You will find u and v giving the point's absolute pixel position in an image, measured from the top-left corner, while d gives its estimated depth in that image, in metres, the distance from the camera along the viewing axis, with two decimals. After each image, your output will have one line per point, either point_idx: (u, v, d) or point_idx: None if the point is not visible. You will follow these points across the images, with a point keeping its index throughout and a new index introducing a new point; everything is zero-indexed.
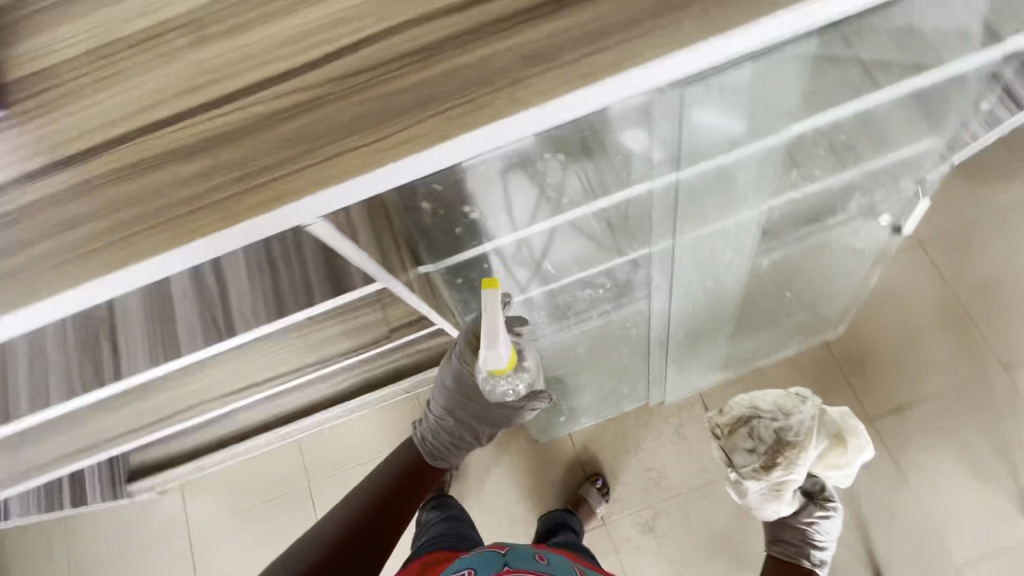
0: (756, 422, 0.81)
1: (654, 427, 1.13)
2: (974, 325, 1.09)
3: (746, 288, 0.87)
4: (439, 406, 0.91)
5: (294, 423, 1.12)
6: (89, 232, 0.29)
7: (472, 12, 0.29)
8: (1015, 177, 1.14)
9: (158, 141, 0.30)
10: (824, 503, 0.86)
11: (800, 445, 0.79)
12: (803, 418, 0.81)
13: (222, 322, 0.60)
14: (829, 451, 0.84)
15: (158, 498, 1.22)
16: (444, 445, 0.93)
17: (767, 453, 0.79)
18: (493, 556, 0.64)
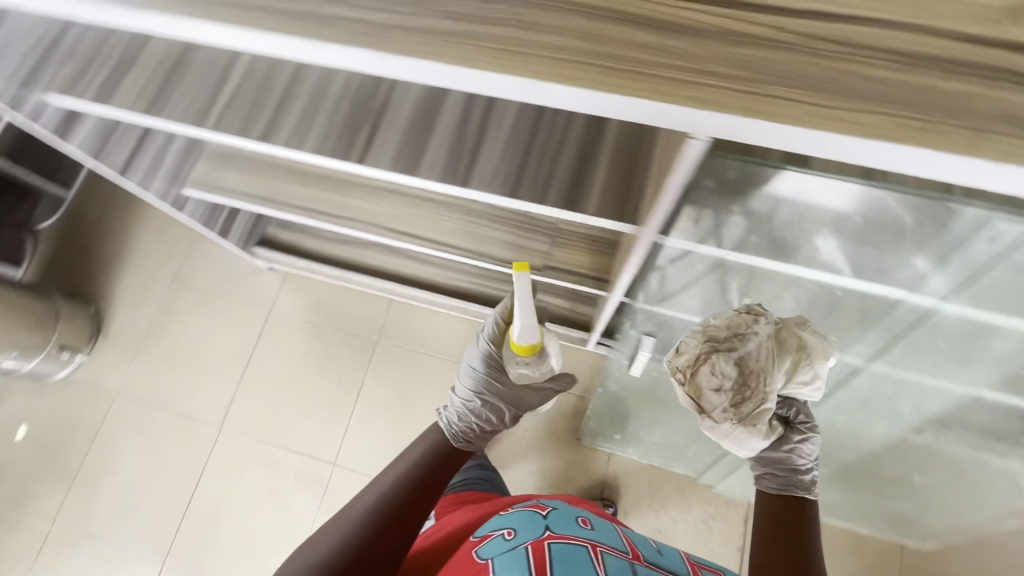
0: (715, 356, 0.60)
1: (687, 500, 1.11)
2: None
3: (877, 445, 0.82)
4: (466, 387, 0.90)
5: (403, 286, 1.20)
6: (546, 43, 0.33)
7: (971, 52, 0.30)
8: None
9: (634, 3, 0.32)
10: (802, 427, 0.66)
11: (766, 371, 0.60)
12: (763, 339, 0.60)
13: (461, 170, 0.63)
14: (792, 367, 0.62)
15: (264, 271, 1.35)
16: (472, 431, 0.87)
17: (737, 389, 0.60)
18: (536, 519, 0.69)
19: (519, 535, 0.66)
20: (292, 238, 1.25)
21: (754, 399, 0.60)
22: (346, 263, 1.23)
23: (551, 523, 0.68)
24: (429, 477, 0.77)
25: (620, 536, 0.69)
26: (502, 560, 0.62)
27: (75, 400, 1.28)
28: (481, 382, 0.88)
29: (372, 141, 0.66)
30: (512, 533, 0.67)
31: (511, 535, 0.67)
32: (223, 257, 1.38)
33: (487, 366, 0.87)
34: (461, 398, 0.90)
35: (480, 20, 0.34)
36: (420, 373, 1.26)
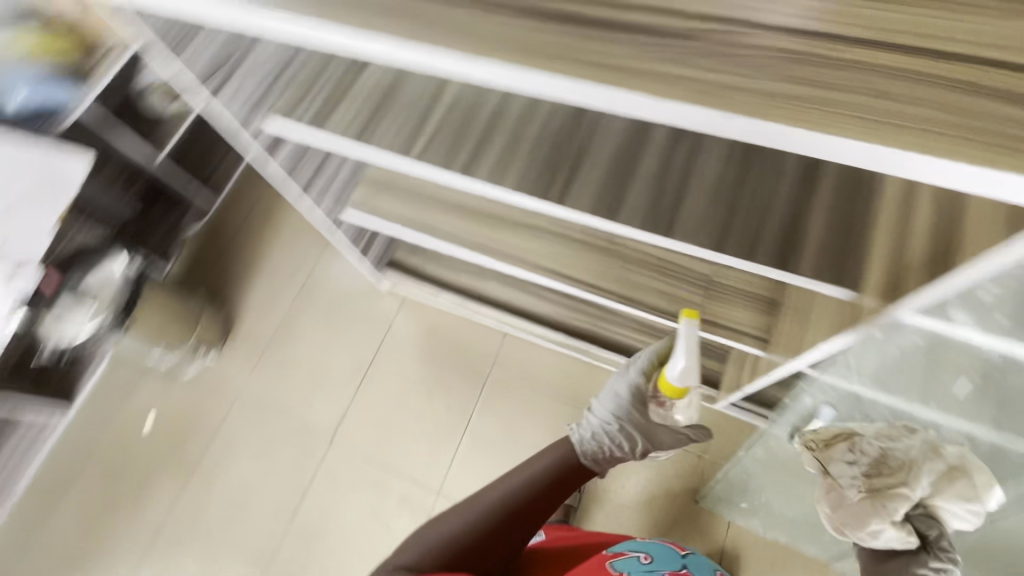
0: (860, 436, 0.63)
1: None
2: None
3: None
4: (606, 409, 0.87)
5: (525, 323, 1.23)
6: (920, 116, 0.32)
7: None
8: None
9: (995, 76, 0.32)
10: (941, 555, 0.55)
11: (914, 465, 0.56)
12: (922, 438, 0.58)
13: (663, 220, 0.64)
14: (945, 484, 0.55)
15: (384, 292, 1.40)
16: (601, 452, 0.85)
17: (871, 464, 0.59)
18: (670, 555, 0.76)
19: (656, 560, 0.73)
20: (418, 264, 1.30)
21: (888, 483, 0.57)
22: (468, 291, 1.26)
23: (687, 566, 0.76)
24: (550, 486, 0.78)
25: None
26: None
27: (201, 398, 1.36)
28: (624, 409, 0.85)
29: (572, 185, 0.68)
30: (649, 556, 0.73)
31: (648, 559, 0.72)
32: (349, 273, 1.44)
33: (635, 395, 0.84)
34: (599, 418, 0.87)
35: (829, 85, 0.34)
36: (530, 409, 1.24)
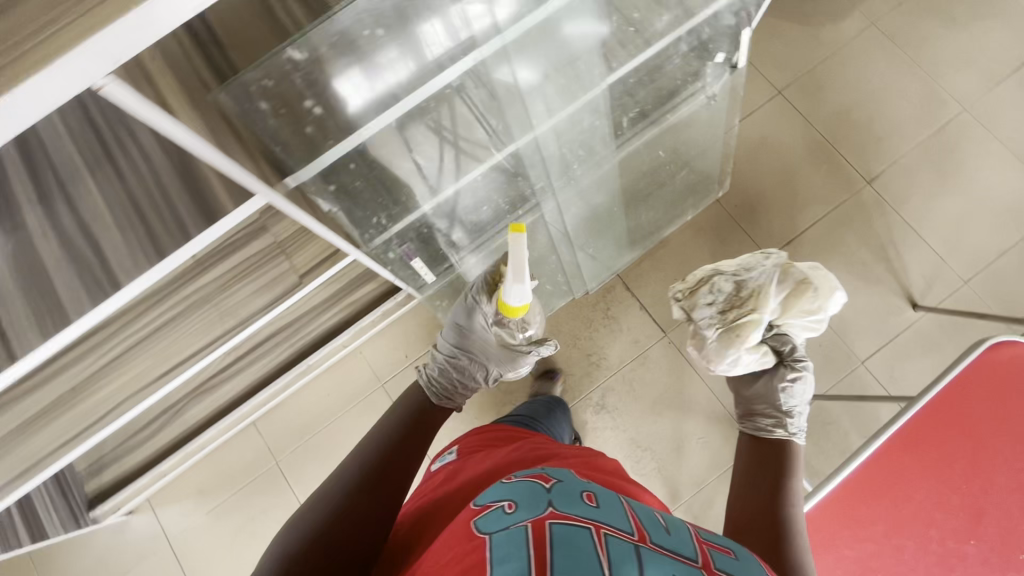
0: (716, 278, 0.83)
1: (585, 316, 1.20)
2: (837, 152, 1.21)
3: (627, 157, 0.94)
4: (449, 343, 0.94)
5: (249, 403, 1.15)
6: None
7: None
8: (844, 14, 1.28)
9: None
10: (794, 363, 0.81)
11: (759, 291, 0.80)
12: (765, 271, 0.80)
13: (103, 279, 0.59)
14: (798, 298, 0.79)
15: (128, 519, 1.19)
16: (454, 386, 0.90)
17: (726, 301, 0.82)
18: (538, 492, 0.50)
19: (521, 506, 0.48)
20: (114, 472, 1.12)
21: (741, 313, 0.80)
22: (184, 435, 1.14)
23: (557, 497, 0.49)
24: (407, 439, 0.77)
25: (628, 512, 0.50)
26: (498, 544, 0.44)
27: None
28: (465, 338, 0.92)
29: (7, 333, 0.59)
30: (513, 506, 0.48)
31: (510, 509, 0.48)
32: (76, 549, 1.18)
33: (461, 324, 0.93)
34: (447, 353, 0.93)
35: None
36: (333, 446, 1.20)
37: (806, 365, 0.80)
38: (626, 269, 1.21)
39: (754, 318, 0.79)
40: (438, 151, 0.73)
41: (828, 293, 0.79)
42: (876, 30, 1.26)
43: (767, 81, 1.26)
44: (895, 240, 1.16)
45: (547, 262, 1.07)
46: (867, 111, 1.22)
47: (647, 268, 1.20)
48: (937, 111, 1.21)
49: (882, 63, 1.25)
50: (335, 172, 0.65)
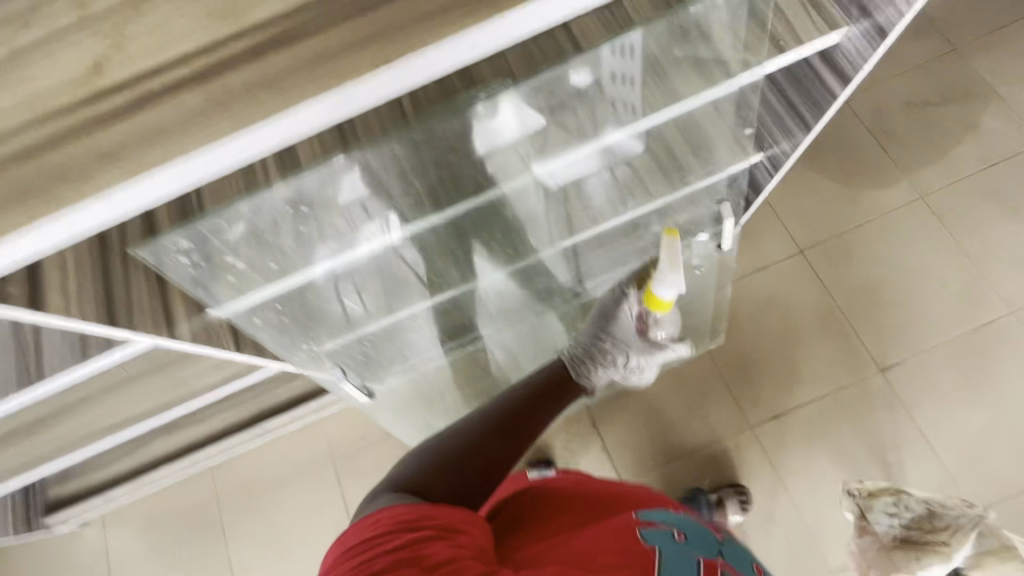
0: (905, 495, 0.87)
1: (543, 444, 1.15)
2: (852, 327, 1.11)
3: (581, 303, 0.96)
4: (591, 327, 0.85)
5: (208, 450, 1.19)
6: None
7: (70, 116, 0.34)
8: (891, 182, 1.19)
9: None
10: None
11: (958, 526, 0.81)
12: (967, 518, 0.81)
13: (33, 369, 0.63)
14: (1000, 560, 0.75)
15: (79, 530, 1.25)
16: (596, 370, 0.83)
17: (913, 520, 0.85)
18: (708, 538, 0.53)
19: (691, 540, 0.51)
20: (76, 485, 1.18)
21: (935, 539, 0.81)
22: (141, 466, 1.18)
23: (730, 556, 0.52)
24: (531, 406, 0.73)
25: None
26: (670, 554, 0.47)
27: None
28: (605, 322, 0.84)
29: None
30: (682, 534, 0.52)
31: (680, 537, 0.51)
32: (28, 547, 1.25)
33: (610, 307, 0.84)
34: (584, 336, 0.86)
35: None
36: (273, 509, 1.20)
37: None
38: (598, 404, 1.15)
39: (941, 550, 0.80)
40: (372, 296, 0.73)
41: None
42: (924, 205, 1.17)
43: (791, 238, 1.18)
44: (899, 443, 1.04)
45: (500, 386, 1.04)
46: (893, 291, 1.12)
47: (618, 409, 1.14)
48: (976, 309, 1.09)
49: (924, 242, 1.15)
50: (254, 305, 0.63)
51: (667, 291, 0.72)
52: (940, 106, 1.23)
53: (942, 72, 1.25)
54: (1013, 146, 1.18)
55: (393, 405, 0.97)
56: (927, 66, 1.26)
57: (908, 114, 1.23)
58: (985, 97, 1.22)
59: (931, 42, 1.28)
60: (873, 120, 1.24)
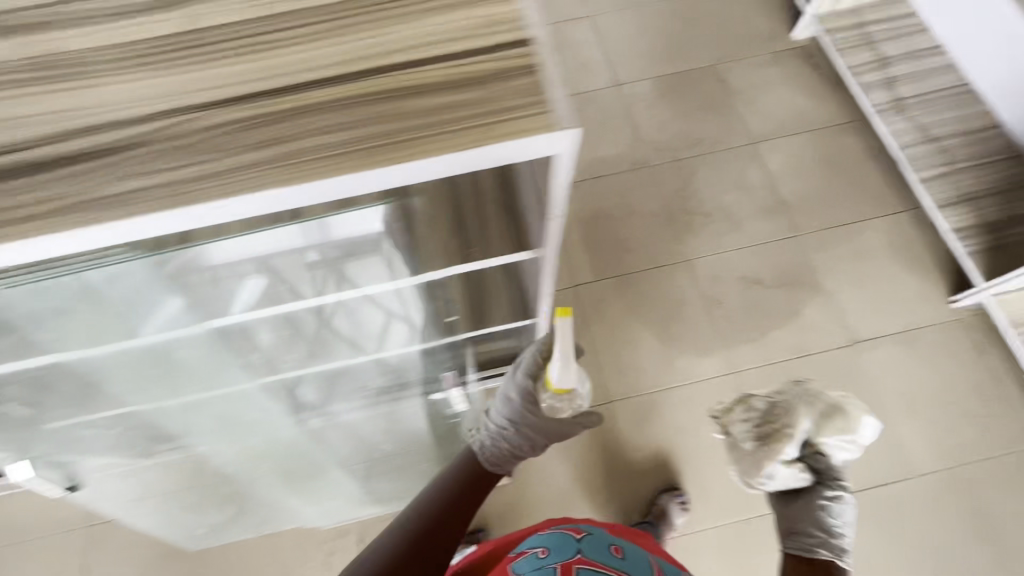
0: (751, 399, 0.87)
1: (304, 550, 1.10)
2: (633, 491, 1.13)
3: (336, 441, 0.89)
4: (501, 415, 0.88)
5: None
6: None
7: None
8: (710, 351, 1.22)
9: None
10: (834, 484, 0.88)
11: (795, 406, 0.83)
12: (796, 394, 0.85)
13: None
14: (830, 421, 0.84)
15: None
16: (505, 456, 0.87)
17: (762, 415, 0.86)
18: (569, 541, 0.75)
19: (551, 553, 0.73)
20: None
21: (781, 428, 0.83)
22: None
23: (584, 550, 0.74)
24: (457, 502, 0.79)
25: (647, 564, 0.74)
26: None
27: None
28: (515, 411, 0.86)
29: None
30: (542, 551, 0.74)
31: (542, 553, 0.73)
32: None
33: (524, 396, 0.85)
34: (497, 423, 0.89)
35: None
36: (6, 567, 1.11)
37: (845, 487, 0.88)
38: (370, 518, 1.12)
39: (791, 431, 0.82)
40: (51, 399, 0.65)
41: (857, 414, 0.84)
42: (734, 381, 1.19)
43: (603, 388, 1.20)
44: None
45: (251, 496, 0.98)
46: (682, 462, 1.14)
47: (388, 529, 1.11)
48: (751, 499, 1.11)
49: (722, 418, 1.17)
50: None
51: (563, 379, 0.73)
52: (773, 287, 1.27)
53: (782, 257, 1.30)
54: (827, 342, 1.22)
55: (125, 498, 0.91)
56: (770, 247, 1.31)
57: (744, 289, 1.27)
58: (816, 290, 1.26)
59: (780, 226, 1.33)
60: (709, 287, 1.28)
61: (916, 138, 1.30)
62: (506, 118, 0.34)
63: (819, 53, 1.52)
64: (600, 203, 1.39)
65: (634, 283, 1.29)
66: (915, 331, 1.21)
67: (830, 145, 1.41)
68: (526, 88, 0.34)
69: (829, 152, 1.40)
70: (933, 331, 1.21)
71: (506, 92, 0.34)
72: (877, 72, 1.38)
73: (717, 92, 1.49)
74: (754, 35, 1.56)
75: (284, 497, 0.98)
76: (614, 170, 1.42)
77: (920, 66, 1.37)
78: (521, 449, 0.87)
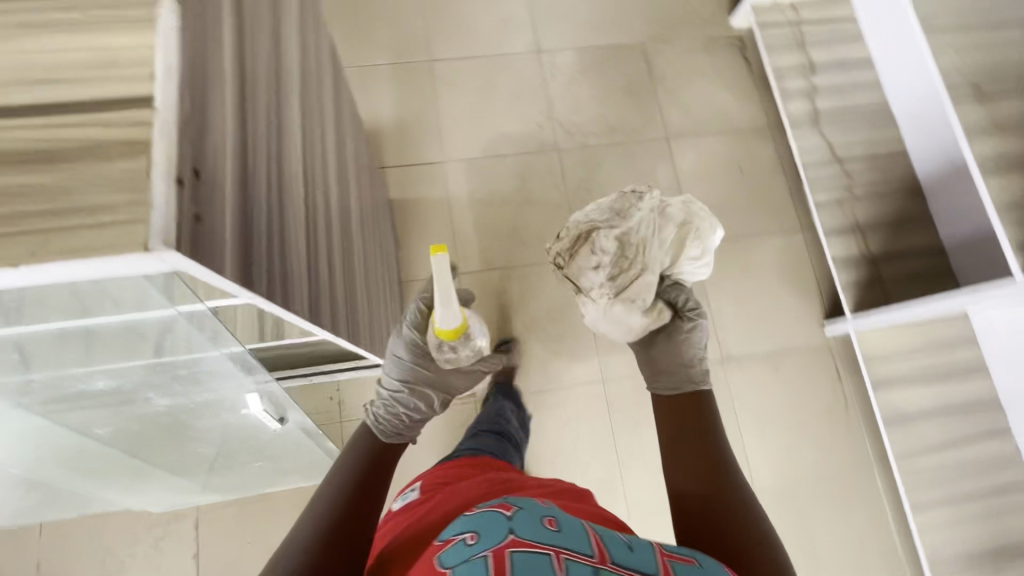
0: (597, 234, 0.82)
1: (133, 533, 1.05)
2: None
3: (137, 448, 0.79)
4: (392, 378, 0.87)
5: None
6: None
7: None
8: (584, 357, 1.20)
9: None
10: (690, 314, 0.85)
11: (645, 239, 0.81)
12: (642, 220, 0.81)
13: None
14: (682, 247, 0.84)
15: None
16: (404, 420, 0.84)
17: (615, 258, 0.81)
18: (498, 521, 0.46)
19: (479, 543, 0.44)
20: None
21: (634, 272, 0.81)
22: None
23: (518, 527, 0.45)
24: (377, 467, 0.73)
25: (590, 531, 0.47)
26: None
27: None
28: (408, 370, 0.86)
29: None
30: (472, 536, 0.45)
31: (471, 541, 0.45)
32: None
33: (415, 350, 0.86)
34: (389, 388, 0.86)
35: None
36: None
37: (701, 314, 0.85)
38: (208, 504, 1.07)
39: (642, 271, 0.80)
40: None
41: (705, 231, 0.83)
42: (602, 389, 1.19)
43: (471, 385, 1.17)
44: None
45: (53, 488, 0.88)
46: (537, 466, 1.14)
47: (227, 517, 1.07)
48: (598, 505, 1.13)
49: (584, 425, 1.17)
50: None
51: (450, 320, 0.71)
52: None
53: None
54: None
55: None
56: None
57: None
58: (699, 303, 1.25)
59: None
60: None
61: (821, 157, 1.26)
62: (83, 221, 0.28)
63: (751, 47, 1.43)
64: (498, 184, 1.29)
65: (520, 278, 1.23)
66: (781, 353, 1.23)
67: (743, 150, 1.36)
68: (110, 177, 0.28)
69: (740, 158, 1.35)
70: (798, 356, 1.24)
71: (87, 183, 0.28)
72: (800, 79, 1.31)
73: (640, 75, 1.39)
74: (691, 15, 1.45)
75: (94, 486, 0.89)
76: (518, 149, 1.32)
77: (844, 78, 1.31)
78: (417, 409, 0.86)
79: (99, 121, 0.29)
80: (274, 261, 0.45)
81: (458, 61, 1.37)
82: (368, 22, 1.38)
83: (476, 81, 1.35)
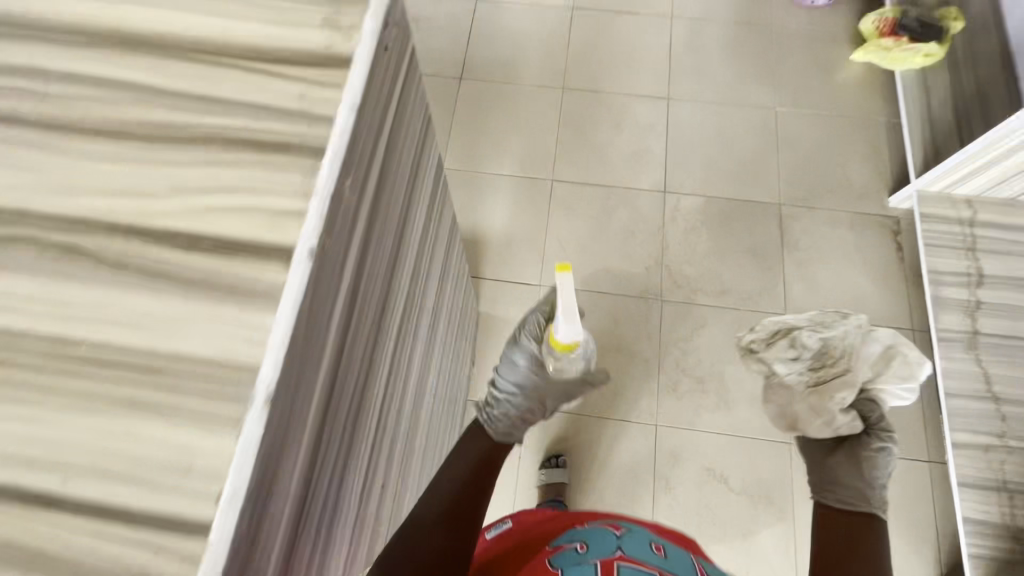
0: (798, 333, 0.99)
1: None
2: None
3: None
4: (508, 381, 0.89)
5: None
6: None
7: None
8: None
9: None
10: (883, 434, 0.94)
11: (850, 350, 0.97)
12: (849, 332, 0.98)
13: None
14: (880, 366, 0.98)
15: None
16: (517, 425, 0.87)
17: (815, 358, 0.98)
18: (609, 537, 0.64)
19: (590, 550, 0.62)
20: None
21: (836, 371, 0.96)
22: None
23: (625, 546, 0.62)
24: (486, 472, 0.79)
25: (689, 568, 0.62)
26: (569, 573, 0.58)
27: None
28: (523, 374, 0.88)
29: None
30: (583, 546, 0.62)
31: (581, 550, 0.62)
32: None
33: (532, 357, 0.87)
34: (504, 389, 0.89)
35: None
36: None
37: (893, 438, 0.93)
38: None
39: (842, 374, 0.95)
40: None
41: (914, 360, 0.97)
42: None
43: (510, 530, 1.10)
44: None
45: None
46: None
47: None
48: None
49: None
50: None
51: (568, 333, 0.73)
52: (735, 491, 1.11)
53: (760, 462, 1.13)
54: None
55: None
56: (752, 444, 1.14)
57: (702, 481, 1.12)
58: (781, 514, 1.10)
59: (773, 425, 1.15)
60: (667, 464, 1.13)
61: (972, 389, 1.07)
62: None
63: (909, 234, 1.28)
64: (592, 321, 1.24)
65: (590, 428, 1.16)
66: None
67: None
68: None
69: None
70: None
71: None
72: (963, 290, 1.14)
73: (769, 239, 1.29)
74: (843, 184, 1.33)
75: None
76: (622, 289, 1.26)
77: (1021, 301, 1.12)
78: (529, 415, 0.88)
79: (155, 549, 0.28)
80: (321, 543, 0.47)
81: (583, 186, 1.36)
82: (503, 132, 1.41)
83: (595, 209, 1.33)
